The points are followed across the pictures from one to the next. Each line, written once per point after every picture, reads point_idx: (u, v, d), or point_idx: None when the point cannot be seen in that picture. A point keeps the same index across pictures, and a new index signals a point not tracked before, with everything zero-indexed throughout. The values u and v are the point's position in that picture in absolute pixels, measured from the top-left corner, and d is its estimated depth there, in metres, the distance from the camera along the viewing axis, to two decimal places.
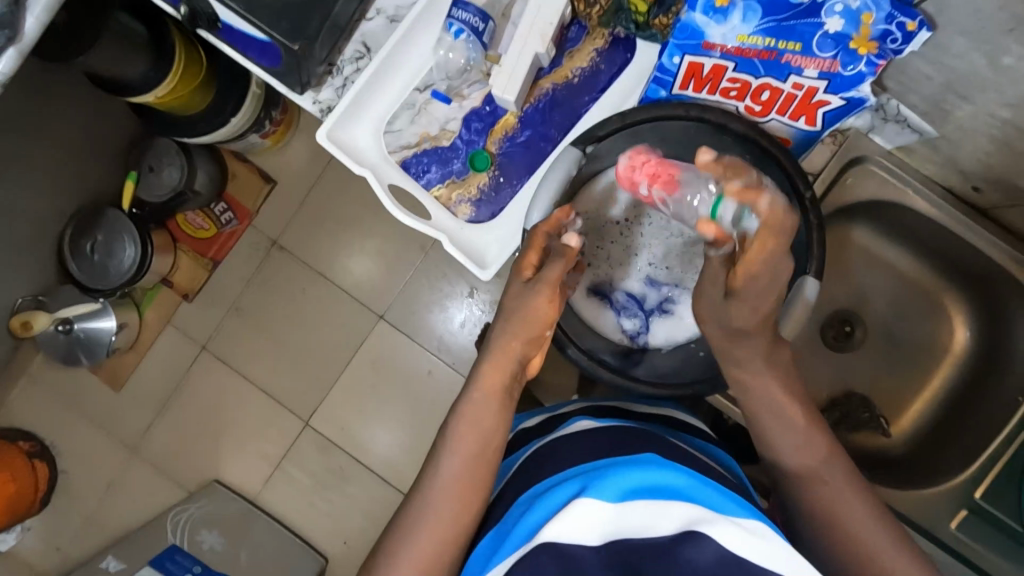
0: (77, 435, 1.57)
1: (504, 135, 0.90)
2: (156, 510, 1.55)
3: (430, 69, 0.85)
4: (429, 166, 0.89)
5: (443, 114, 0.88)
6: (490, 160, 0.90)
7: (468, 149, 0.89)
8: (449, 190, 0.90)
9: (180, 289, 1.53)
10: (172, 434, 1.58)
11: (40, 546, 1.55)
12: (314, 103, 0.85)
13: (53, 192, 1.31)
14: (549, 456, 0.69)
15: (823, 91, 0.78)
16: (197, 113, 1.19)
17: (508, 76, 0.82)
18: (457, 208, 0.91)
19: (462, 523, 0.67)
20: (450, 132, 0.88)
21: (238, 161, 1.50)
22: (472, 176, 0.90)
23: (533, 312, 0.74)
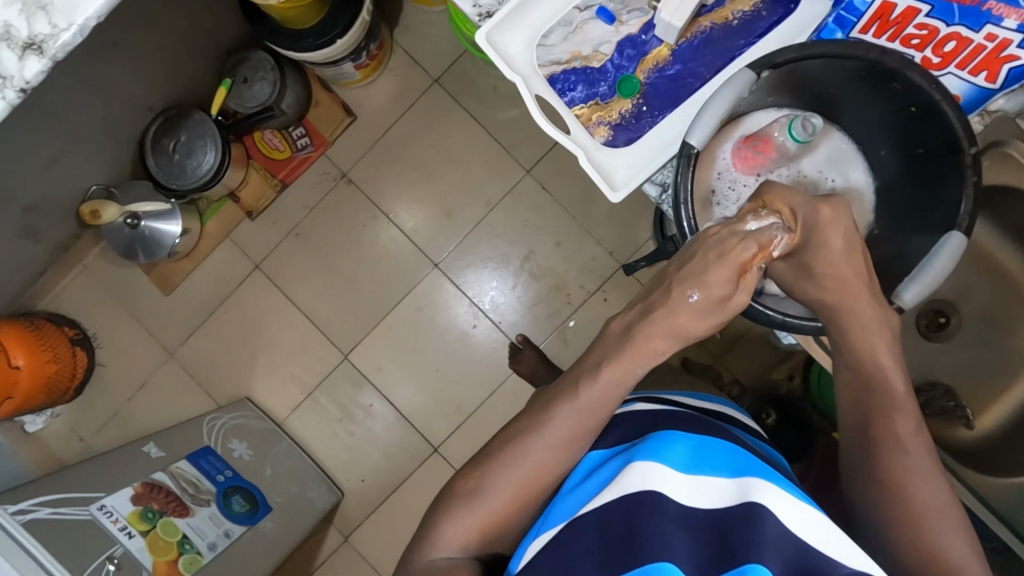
0: (119, 330, 1.60)
1: (654, 66, 0.87)
2: (183, 417, 1.57)
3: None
4: (575, 84, 0.86)
5: (599, 35, 0.85)
6: (638, 88, 0.86)
7: (617, 74, 0.86)
8: (591, 109, 0.86)
9: (244, 206, 1.55)
10: (211, 344, 1.59)
11: (64, 433, 1.58)
12: (473, 6, 0.82)
13: (146, 83, 1.33)
14: (608, 428, 0.72)
15: (1015, 46, 0.67)
16: (305, 29, 1.21)
17: (678, 1, 0.79)
18: (595, 129, 0.87)
19: (549, 480, 0.68)
20: (602, 54, 0.86)
21: (322, 89, 1.52)
22: (615, 102, 0.86)
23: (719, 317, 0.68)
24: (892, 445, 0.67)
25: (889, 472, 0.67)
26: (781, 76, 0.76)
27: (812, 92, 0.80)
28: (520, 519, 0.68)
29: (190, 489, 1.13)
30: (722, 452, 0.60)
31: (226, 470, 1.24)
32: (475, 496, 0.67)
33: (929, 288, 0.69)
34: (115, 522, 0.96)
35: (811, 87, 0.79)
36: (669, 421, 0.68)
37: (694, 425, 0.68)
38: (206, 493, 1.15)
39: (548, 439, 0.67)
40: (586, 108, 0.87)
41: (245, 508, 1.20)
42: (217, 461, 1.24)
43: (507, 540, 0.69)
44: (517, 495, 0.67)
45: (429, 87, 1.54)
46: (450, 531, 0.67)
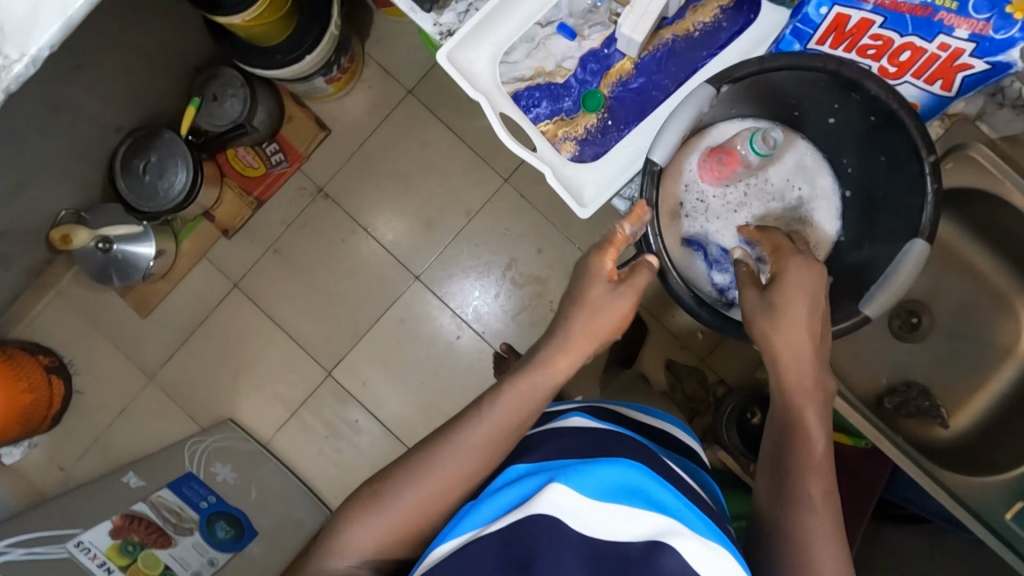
0: (96, 355, 1.57)
1: (617, 80, 0.87)
2: (165, 441, 1.55)
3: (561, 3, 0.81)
4: (540, 101, 0.86)
5: (562, 50, 0.85)
6: (603, 102, 0.86)
7: (581, 89, 0.86)
8: (556, 125, 0.86)
9: (220, 224, 1.53)
10: (192, 366, 1.57)
11: (44, 463, 1.55)
12: (434, 25, 0.81)
13: (111, 104, 1.31)
14: (534, 446, 0.70)
15: (968, 55, 0.67)
16: (272, 46, 1.20)
17: (638, 15, 0.78)
18: (561, 145, 0.86)
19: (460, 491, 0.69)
20: (565, 69, 0.86)
21: (294, 103, 1.50)
22: (580, 116, 0.86)
23: (613, 315, 0.72)
24: (810, 493, 0.64)
25: (801, 524, 0.63)
26: (748, 87, 0.76)
27: (772, 102, 0.81)
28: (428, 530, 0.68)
29: (173, 518, 1.12)
30: (645, 481, 0.61)
31: (210, 496, 1.21)
32: (382, 503, 0.68)
33: (898, 293, 0.70)
34: (94, 558, 0.94)
35: (770, 98, 0.79)
36: (600, 443, 0.68)
37: (624, 448, 0.68)
38: (188, 522, 1.13)
39: (460, 450, 0.68)
40: (552, 124, 0.87)
41: (230, 534, 1.18)
42: (200, 487, 1.22)
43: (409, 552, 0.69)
44: (424, 506, 0.67)
45: (404, 98, 1.53)
46: (352, 538, 0.67)
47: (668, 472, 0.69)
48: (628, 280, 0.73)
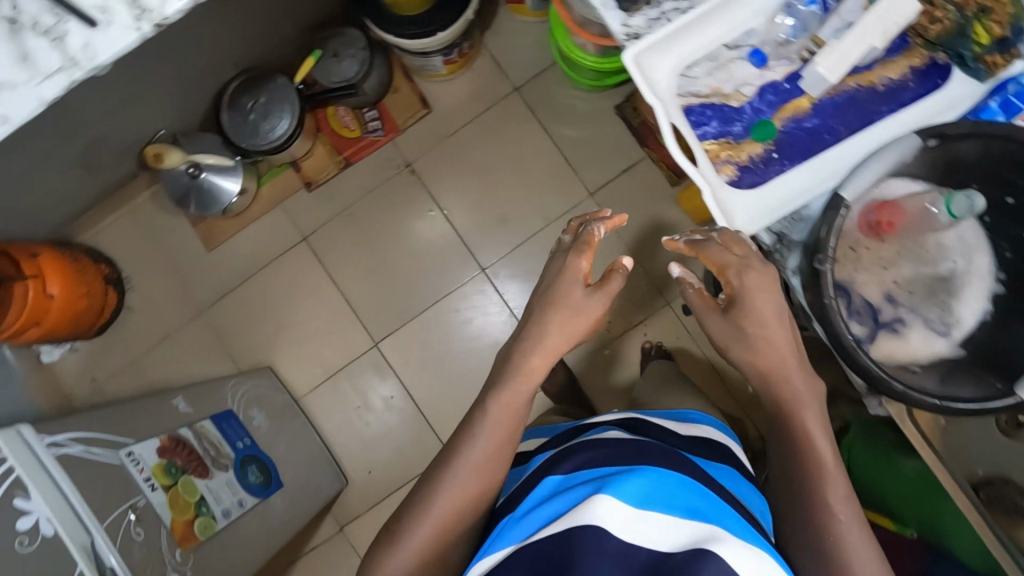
0: (154, 276, 1.58)
1: (791, 116, 0.82)
2: (202, 374, 1.55)
3: (751, 29, 0.81)
4: (709, 119, 0.83)
5: (743, 75, 0.82)
6: (773, 134, 0.82)
7: (754, 117, 0.82)
8: (721, 146, 0.82)
9: (304, 175, 1.54)
10: (243, 307, 1.57)
11: (80, 368, 1.56)
12: (622, 25, 0.79)
13: (236, 41, 1.33)
14: (570, 455, 0.75)
15: None
16: (409, 17, 1.22)
17: (836, 58, 0.77)
18: (720, 166, 0.82)
19: (493, 481, 0.75)
20: (742, 95, 0.82)
21: (404, 77, 1.52)
22: (746, 143, 0.82)
23: (593, 317, 0.81)
24: None
25: None
26: (937, 159, 0.76)
27: (957, 169, 0.77)
28: (466, 528, 0.73)
29: (212, 451, 1.10)
30: (671, 489, 0.65)
31: (245, 438, 1.21)
32: (425, 507, 0.72)
33: None
34: (141, 472, 0.92)
35: (959, 163, 0.76)
36: (630, 456, 0.72)
37: (655, 459, 0.72)
38: (225, 458, 1.12)
39: (483, 449, 0.74)
40: (717, 145, 0.82)
41: (258, 480, 1.17)
42: (237, 427, 1.22)
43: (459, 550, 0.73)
44: (455, 507, 0.72)
45: (508, 94, 1.55)
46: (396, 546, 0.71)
47: (699, 475, 0.72)
48: (602, 284, 0.81)
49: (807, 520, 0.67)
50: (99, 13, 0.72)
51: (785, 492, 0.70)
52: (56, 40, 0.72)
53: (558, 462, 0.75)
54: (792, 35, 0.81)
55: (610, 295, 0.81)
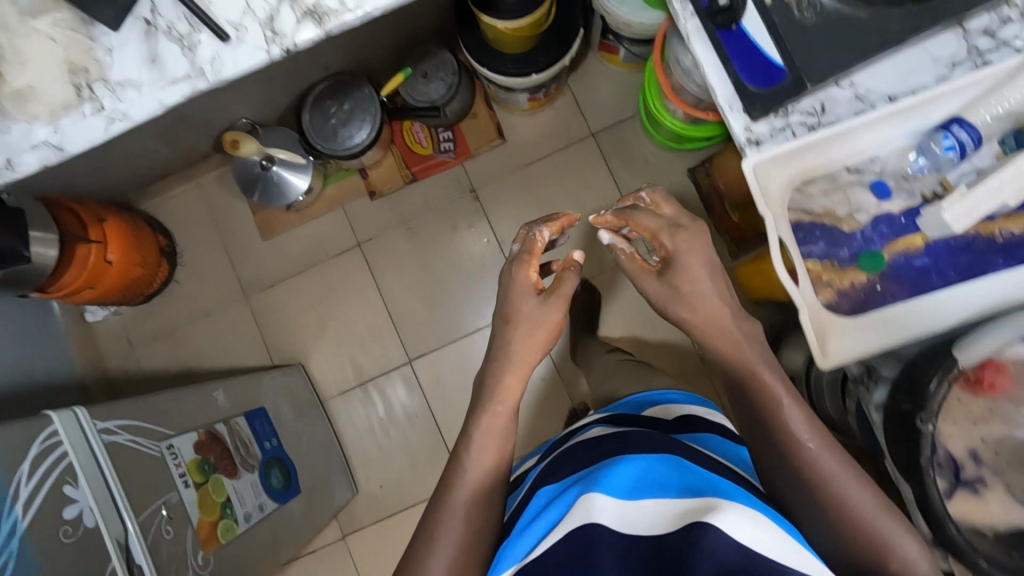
0: (205, 253, 1.60)
1: (904, 249, 0.71)
2: (236, 359, 1.57)
3: (879, 157, 0.68)
4: (817, 239, 0.72)
5: (864, 202, 0.71)
6: (883, 265, 0.70)
7: (864, 246, 0.71)
8: (822, 269, 0.71)
9: (370, 183, 1.55)
10: (286, 301, 1.58)
11: (119, 331, 1.58)
12: (744, 131, 0.65)
13: (332, 47, 1.35)
14: (566, 460, 0.75)
15: None
16: (507, 54, 1.22)
17: (970, 207, 0.65)
18: (818, 289, 0.70)
19: (495, 484, 0.75)
20: (855, 220, 0.71)
21: (485, 104, 1.53)
22: (851, 270, 0.71)
23: (547, 317, 0.81)
24: None
25: None
26: None
27: None
28: (486, 546, 0.70)
29: (242, 450, 1.10)
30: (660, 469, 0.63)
31: (273, 438, 1.22)
32: None
33: None
34: (177, 467, 0.93)
35: None
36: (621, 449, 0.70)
37: (647, 444, 0.69)
38: (253, 458, 1.12)
39: (484, 468, 0.74)
40: (819, 265, 0.71)
41: (280, 484, 1.17)
42: (267, 426, 1.23)
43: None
44: (465, 538, 0.70)
45: (584, 138, 1.55)
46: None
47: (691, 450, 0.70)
48: (556, 288, 0.81)
49: (822, 508, 0.65)
50: (233, 30, 0.73)
51: (795, 501, 0.68)
52: (187, 48, 0.73)
53: (554, 471, 0.74)
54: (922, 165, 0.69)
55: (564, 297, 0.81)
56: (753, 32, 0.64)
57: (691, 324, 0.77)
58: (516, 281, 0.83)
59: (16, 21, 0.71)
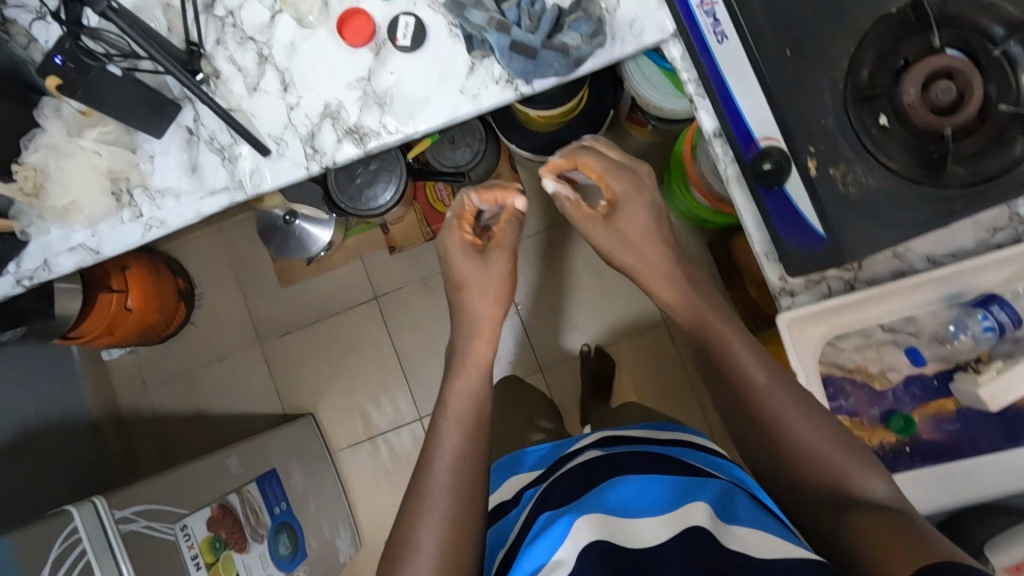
0: (223, 297, 1.60)
1: (934, 413, 0.67)
2: (248, 405, 1.58)
3: (914, 316, 0.65)
4: (846, 393, 0.68)
5: (895, 361, 0.67)
6: (911, 429, 0.66)
7: (894, 407, 0.67)
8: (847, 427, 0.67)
9: (390, 239, 1.55)
10: (301, 349, 1.59)
11: (133, 370, 1.59)
12: (778, 284, 0.67)
13: None
14: (558, 483, 0.71)
15: None
16: (538, 133, 1.23)
17: (1007, 387, 0.61)
18: None
19: (476, 470, 0.69)
20: (887, 379, 0.67)
21: (509, 167, 1.53)
22: (879, 430, 0.67)
23: (496, 271, 0.81)
24: None
25: None
26: None
27: None
28: (471, 548, 0.64)
29: (252, 519, 1.11)
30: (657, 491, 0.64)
31: (283, 502, 1.22)
32: None
33: None
34: (190, 549, 0.93)
35: None
36: (609, 465, 0.70)
37: (637, 459, 0.70)
38: (263, 527, 1.13)
39: (452, 443, 0.70)
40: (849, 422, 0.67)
41: (287, 551, 1.18)
42: (278, 489, 1.23)
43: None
44: (449, 532, 0.64)
45: None
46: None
47: (687, 466, 0.71)
48: (495, 242, 0.82)
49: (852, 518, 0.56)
50: (273, 143, 0.74)
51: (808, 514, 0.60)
52: (227, 159, 0.74)
53: (548, 494, 0.70)
54: (959, 335, 0.65)
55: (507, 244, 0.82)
56: (797, 200, 0.61)
57: (636, 268, 0.75)
58: (450, 246, 0.82)
59: (63, 141, 0.70)
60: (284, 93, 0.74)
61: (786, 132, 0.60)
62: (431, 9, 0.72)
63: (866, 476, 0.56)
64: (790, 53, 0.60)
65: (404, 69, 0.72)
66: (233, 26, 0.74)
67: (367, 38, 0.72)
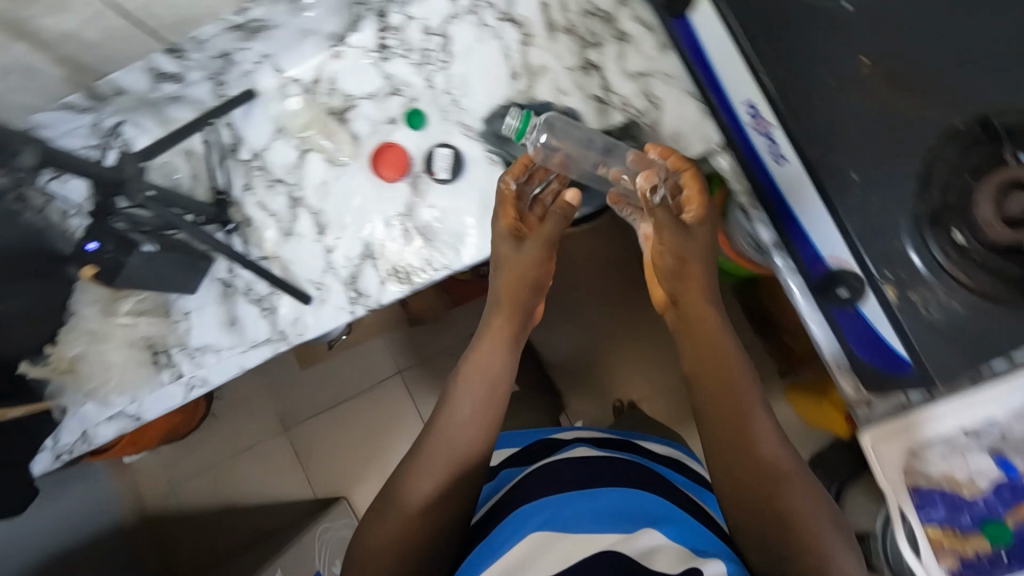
0: (245, 386, 1.56)
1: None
2: (278, 494, 1.53)
3: (997, 418, 0.63)
4: (934, 503, 0.65)
5: (980, 466, 0.64)
6: (1008, 536, 0.64)
7: (984, 514, 0.64)
8: (941, 536, 0.65)
9: (410, 312, 1.51)
10: (331, 432, 1.55)
11: (156, 470, 1.54)
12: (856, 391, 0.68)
13: None
14: (545, 476, 0.64)
15: None
16: None
17: None
18: (938, 557, 0.65)
19: (484, 438, 0.62)
20: (975, 484, 0.65)
21: None
22: (972, 538, 0.65)
23: (531, 267, 0.64)
24: None
25: None
26: None
27: None
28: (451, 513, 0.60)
29: None
30: (674, 517, 0.59)
31: None
32: None
33: None
34: None
35: None
36: (573, 464, 0.65)
37: (619, 471, 0.65)
38: None
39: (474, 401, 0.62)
40: (939, 531, 0.65)
41: None
42: None
43: (450, 530, 0.60)
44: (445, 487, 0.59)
45: None
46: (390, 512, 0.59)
47: (653, 479, 0.66)
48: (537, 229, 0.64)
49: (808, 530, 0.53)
50: (314, 289, 0.71)
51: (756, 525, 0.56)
52: (267, 310, 0.71)
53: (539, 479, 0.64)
54: None
55: (550, 246, 0.64)
56: (874, 320, 0.60)
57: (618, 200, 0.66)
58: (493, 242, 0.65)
59: (101, 324, 0.70)
60: (319, 236, 0.71)
61: (857, 257, 0.58)
62: (467, 137, 0.70)
63: (772, 443, 0.56)
64: (856, 176, 0.57)
65: (446, 201, 0.70)
66: (260, 169, 0.71)
67: (404, 171, 0.70)
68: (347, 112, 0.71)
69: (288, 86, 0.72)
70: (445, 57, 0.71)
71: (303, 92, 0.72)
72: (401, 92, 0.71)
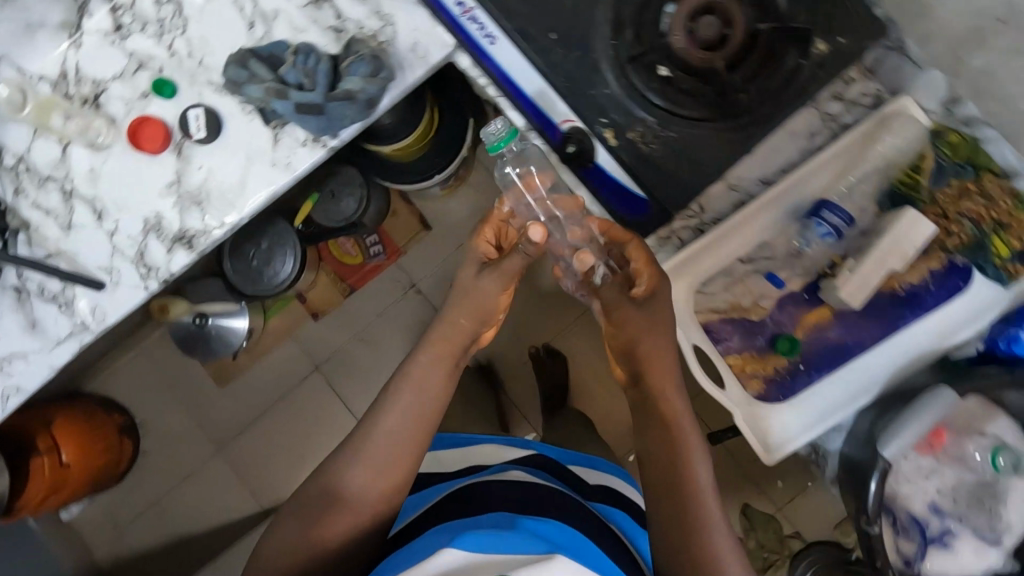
0: (170, 418, 1.52)
1: (816, 325, 0.67)
2: (225, 512, 1.50)
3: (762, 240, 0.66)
4: (729, 333, 0.68)
5: (762, 289, 0.68)
6: (800, 347, 0.67)
7: (776, 330, 0.67)
8: (743, 362, 0.68)
9: (310, 305, 1.49)
10: (262, 442, 1.52)
11: (100, 520, 1.52)
12: None
13: None
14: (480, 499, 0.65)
15: None
16: (407, 164, 1.17)
17: (858, 284, 0.63)
18: (744, 382, 0.68)
19: (409, 471, 0.60)
20: (763, 307, 0.67)
21: (401, 199, 1.45)
22: (770, 357, 0.67)
23: (485, 300, 0.61)
24: None
25: None
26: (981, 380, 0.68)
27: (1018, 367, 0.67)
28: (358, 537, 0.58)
29: None
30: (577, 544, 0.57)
31: None
32: None
33: None
34: None
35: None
36: (498, 489, 0.66)
37: (541, 496, 0.66)
38: None
39: (410, 409, 0.59)
40: (741, 358, 0.68)
41: None
42: None
43: (360, 552, 0.59)
44: (378, 501, 0.58)
45: None
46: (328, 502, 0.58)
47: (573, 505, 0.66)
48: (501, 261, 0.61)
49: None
50: (106, 275, 0.71)
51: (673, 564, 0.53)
52: (64, 305, 0.71)
53: (463, 509, 0.64)
54: (807, 245, 0.66)
55: (512, 279, 0.61)
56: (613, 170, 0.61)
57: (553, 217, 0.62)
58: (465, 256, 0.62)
59: None
60: (99, 222, 0.71)
61: (576, 111, 0.60)
62: (218, 94, 0.71)
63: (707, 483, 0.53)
64: (555, 36, 0.60)
65: (211, 160, 0.71)
66: (28, 171, 0.72)
67: (164, 141, 0.70)
68: (99, 97, 0.72)
69: (37, 84, 0.72)
70: (181, 22, 0.71)
71: (53, 87, 0.72)
72: (147, 66, 0.72)
